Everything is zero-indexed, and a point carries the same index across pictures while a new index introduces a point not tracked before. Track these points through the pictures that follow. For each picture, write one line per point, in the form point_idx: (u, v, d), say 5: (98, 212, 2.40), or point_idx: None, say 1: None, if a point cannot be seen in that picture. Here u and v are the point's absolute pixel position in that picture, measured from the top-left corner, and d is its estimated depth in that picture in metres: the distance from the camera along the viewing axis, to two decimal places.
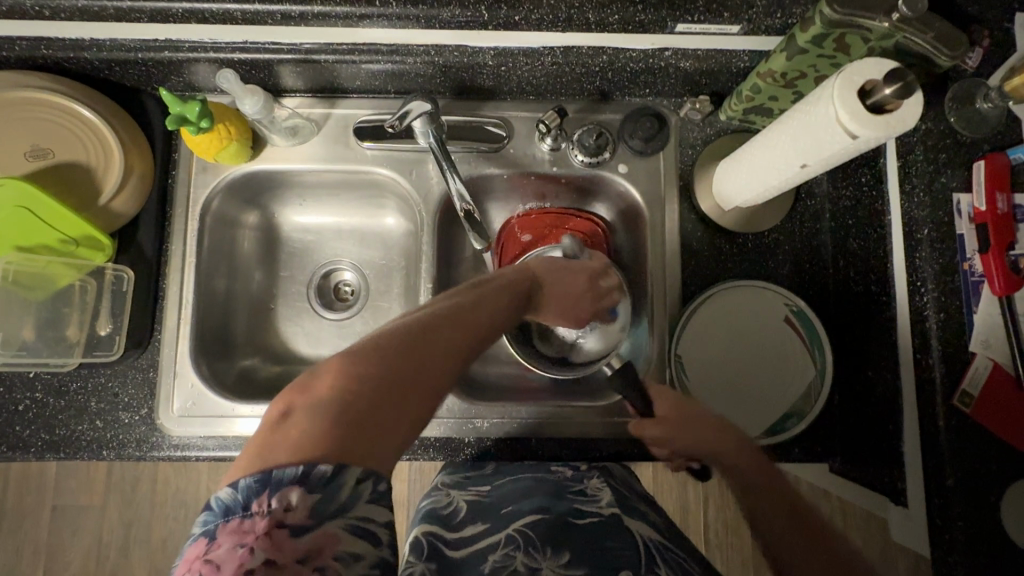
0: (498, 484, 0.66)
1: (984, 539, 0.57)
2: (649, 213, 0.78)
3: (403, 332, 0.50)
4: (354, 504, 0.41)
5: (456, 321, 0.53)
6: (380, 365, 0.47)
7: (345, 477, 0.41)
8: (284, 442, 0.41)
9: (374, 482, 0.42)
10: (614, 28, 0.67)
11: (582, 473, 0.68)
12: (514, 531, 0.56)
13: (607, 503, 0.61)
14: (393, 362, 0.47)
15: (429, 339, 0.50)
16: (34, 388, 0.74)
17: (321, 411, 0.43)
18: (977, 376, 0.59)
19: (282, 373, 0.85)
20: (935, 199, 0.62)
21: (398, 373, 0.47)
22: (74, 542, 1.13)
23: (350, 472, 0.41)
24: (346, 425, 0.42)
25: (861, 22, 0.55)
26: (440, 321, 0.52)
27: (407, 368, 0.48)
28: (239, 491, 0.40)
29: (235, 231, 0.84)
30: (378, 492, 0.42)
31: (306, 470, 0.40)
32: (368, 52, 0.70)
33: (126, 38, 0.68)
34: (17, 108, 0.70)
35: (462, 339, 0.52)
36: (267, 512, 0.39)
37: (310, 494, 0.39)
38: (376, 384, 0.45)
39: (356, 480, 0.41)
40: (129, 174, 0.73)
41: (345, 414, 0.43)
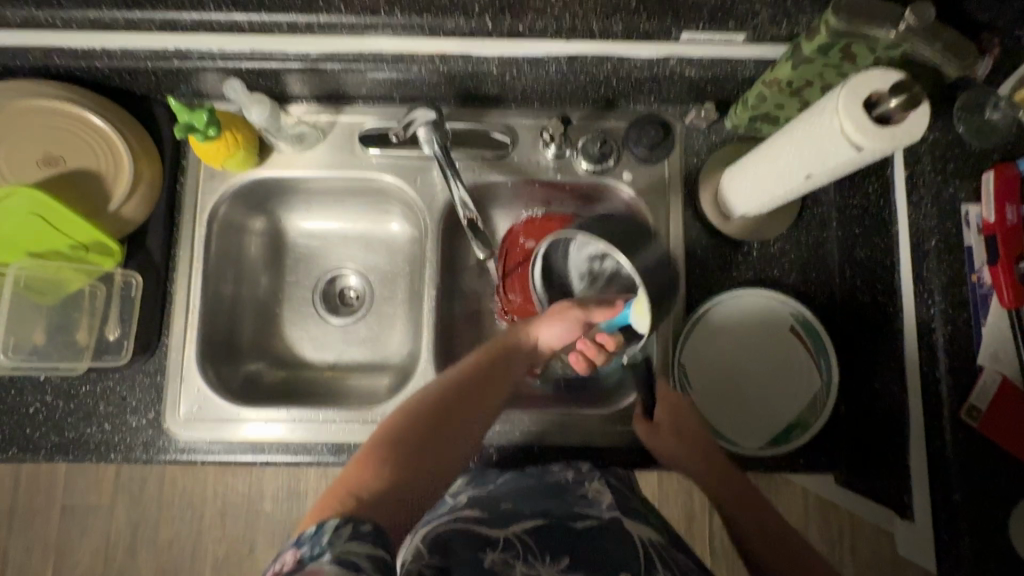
0: (498, 483, 0.65)
1: (991, 554, 0.57)
2: (654, 221, 0.78)
3: (430, 395, 0.61)
4: (336, 543, 0.43)
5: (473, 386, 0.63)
6: (407, 438, 0.56)
7: (327, 526, 0.45)
8: (320, 503, 0.49)
9: (354, 527, 0.45)
10: (618, 36, 0.67)
11: (582, 474, 0.67)
12: (512, 534, 0.55)
13: (609, 505, 0.61)
14: (415, 433, 0.57)
15: (448, 404, 0.60)
16: (44, 391, 0.75)
17: (353, 478, 0.51)
18: (986, 389, 0.58)
19: (288, 377, 0.86)
20: (943, 209, 0.62)
21: (416, 446, 0.56)
22: (83, 542, 1.14)
23: (337, 520, 0.45)
24: (369, 491, 0.50)
25: (868, 32, 0.55)
26: (457, 387, 0.62)
27: (425, 439, 0.57)
28: (256, 568, 0.45)
29: (242, 236, 0.85)
30: None
31: (297, 535, 0.45)
32: (374, 60, 0.70)
33: (135, 47, 0.68)
34: (32, 116, 0.72)
35: (475, 405, 0.62)
36: (270, 573, 0.43)
37: (299, 550, 0.42)
38: (400, 448, 0.55)
39: (336, 526, 0.45)
40: (139, 181, 0.74)
41: (369, 481, 0.51)
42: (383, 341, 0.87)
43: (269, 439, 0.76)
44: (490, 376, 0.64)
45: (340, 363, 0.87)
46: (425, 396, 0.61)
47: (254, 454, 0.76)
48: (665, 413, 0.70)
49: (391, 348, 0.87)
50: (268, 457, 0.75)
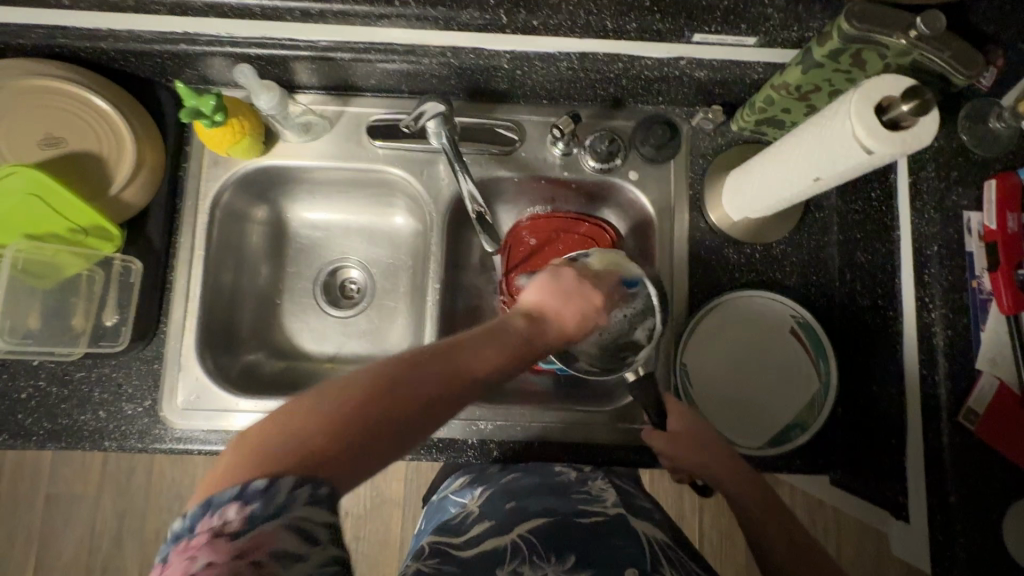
0: (502, 484, 0.66)
1: (985, 557, 0.58)
2: (659, 221, 0.79)
3: (335, 390, 0.42)
4: (285, 507, 0.37)
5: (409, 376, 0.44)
6: (306, 430, 0.40)
7: (277, 491, 0.37)
8: (236, 461, 0.39)
9: (298, 488, 0.37)
10: (631, 36, 0.67)
11: (587, 474, 0.68)
12: (519, 535, 0.56)
13: (612, 503, 0.62)
14: (328, 418, 0.40)
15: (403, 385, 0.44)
16: (37, 377, 0.73)
17: (270, 429, 0.40)
18: (983, 394, 0.60)
19: (286, 368, 0.85)
20: (945, 216, 0.63)
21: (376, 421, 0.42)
22: (66, 532, 1.12)
23: (281, 486, 0.37)
24: (292, 447, 0.39)
25: (878, 38, 0.56)
26: (395, 366, 0.45)
27: (346, 427, 0.40)
28: (186, 517, 0.38)
29: (244, 224, 0.84)
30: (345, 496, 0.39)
31: (242, 487, 0.37)
32: (384, 51, 0.70)
33: (142, 29, 0.68)
34: (33, 96, 0.70)
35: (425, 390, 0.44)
36: (210, 529, 0.37)
37: (246, 508, 0.37)
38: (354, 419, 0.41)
39: (288, 491, 0.37)
40: (141, 166, 0.72)
41: (306, 429, 0.40)
42: (384, 334, 0.87)
43: None
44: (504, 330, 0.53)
45: (340, 355, 0.86)
46: (328, 397, 0.41)
47: None
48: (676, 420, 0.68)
49: (391, 341, 0.87)
50: None
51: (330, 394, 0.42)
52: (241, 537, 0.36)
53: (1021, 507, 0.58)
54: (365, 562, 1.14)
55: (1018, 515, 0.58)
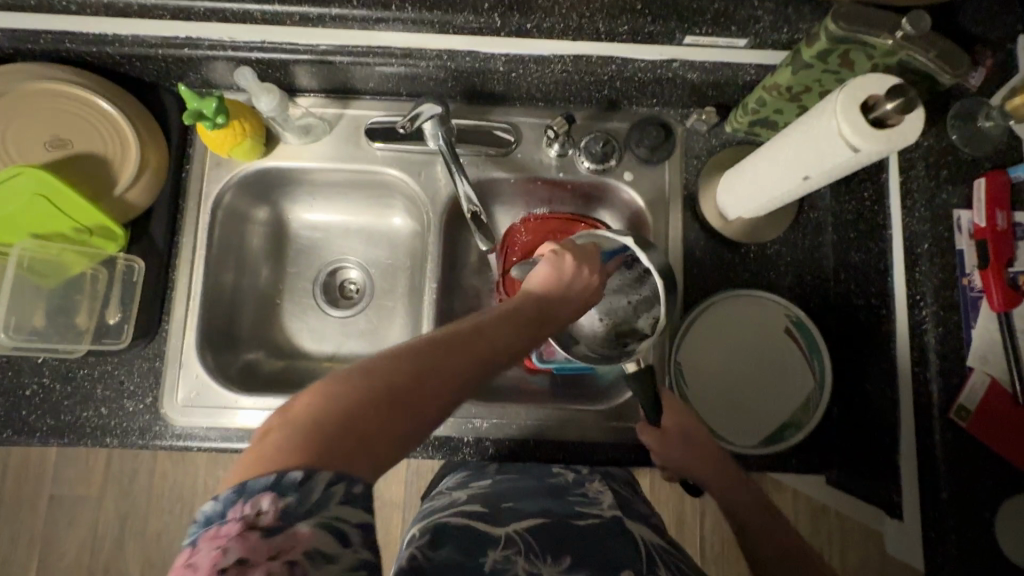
0: (498, 482, 0.67)
1: (978, 554, 0.58)
2: (654, 221, 0.79)
3: (369, 374, 0.41)
4: (325, 505, 0.37)
5: (444, 362, 0.44)
6: (342, 417, 0.39)
7: (314, 484, 0.37)
8: (267, 445, 0.39)
9: (334, 483, 0.38)
10: (624, 39, 0.69)
11: (584, 476, 0.69)
12: (514, 532, 0.56)
13: (608, 505, 0.63)
14: (363, 406, 0.40)
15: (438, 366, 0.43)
16: (41, 374, 0.75)
17: (304, 417, 0.39)
18: (974, 391, 0.60)
19: (286, 367, 0.86)
20: (935, 215, 0.64)
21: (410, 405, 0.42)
22: (69, 533, 1.13)
23: (319, 478, 0.37)
24: (328, 435, 0.39)
25: (865, 39, 0.57)
26: (429, 349, 0.44)
27: (382, 415, 0.40)
28: (217, 500, 0.38)
29: (246, 225, 0.85)
30: (359, 487, 0.39)
31: (278, 477, 0.37)
32: (382, 54, 0.71)
33: (147, 34, 0.70)
34: (41, 99, 0.72)
35: (459, 373, 0.44)
36: (241, 517, 0.37)
37: (281, 500, 0.37)
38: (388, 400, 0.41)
39: (325, 485, 0.37)
40: (144, 168, 0.74)
41: (342, 417, 0.39)
42: (382, 334, 0.88)
43: None
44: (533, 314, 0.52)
45: (339, 355, 0.87)
46: (361, 382, 0.41)
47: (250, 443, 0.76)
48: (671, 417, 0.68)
49: (389, 340, 0.88)
50: None
51: (363, 378, 0.41)
52: (271, 533, 0.36)
53: (1014, 505, 0.58)
54: None
55: (1011, 513, 0.58)
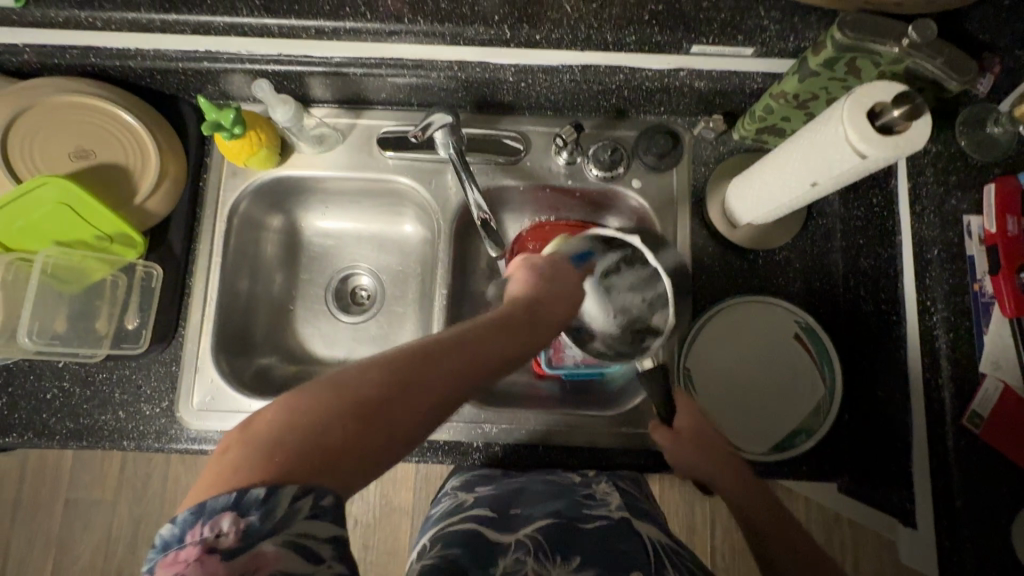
0: (505, 487, 0.67)
1: (993, 563, 0.57)
2: (662, 227, 0.80)
3: (336, 391, 0.42)
4: (290, 519, 0.37)
5: (413, 378, 0.45)
6: (311, 431, 0.40)
7: (279, 498, 0.37)
8: (229, 465, 0.39)
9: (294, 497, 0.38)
10: (631, 49, 0.70)
11: (591, 478, 0.70)
12: (525, 536, 0.57)
13: (617, 506, 0.63)
14: (328, 420, 0.40)
15: (409, 381, 0.44)
16: (61, 378, 0.77)
17: (266, 435, 0.39)
18: (987, 397, 0.60)
19: (298, 373, 0.88)
20: (945, 221, 0.64)
21: (380, 421, 0.42)
22: (84, 536, 1.15)
23: (284, 492, 0.37)
24: (291, 453, 0.39)
25: (872, 46, 0.57)
26: (399, 365, 0.45)
27: (350, 430, 0.41)
28: (175, 523, 0.38)
29: (260, 233, 0.87)
30: (328, 499, 0.39)
31: (238, 496, 0.37)
32: (395, 66, 0.73)
33: (169, 48, 0.72)
34: (66, 111, 0.74)
35: (430, 389, 0.45)
36: (200, 539, 0.37)
37: (245, 518, 0.37)
38: (355, 416, 0.41)
39: (290, 500, 0.37)
40: (164, 177, 0.76)
41: (308, 435, 0.39)
42: (393, 340, 0.89)
43: None
44: (510, 325, 0.54)
45: (350, 360, 0.89)
46: (329, 399, 0.41)
47: None
48: (686, 420, 0.69)
49: (400, 346, 0.89)
50: None
51: (327, 393, 0.42)
52: (233, 553, 0.36)
53: None
54: (373, 569, 1.15)
55: None
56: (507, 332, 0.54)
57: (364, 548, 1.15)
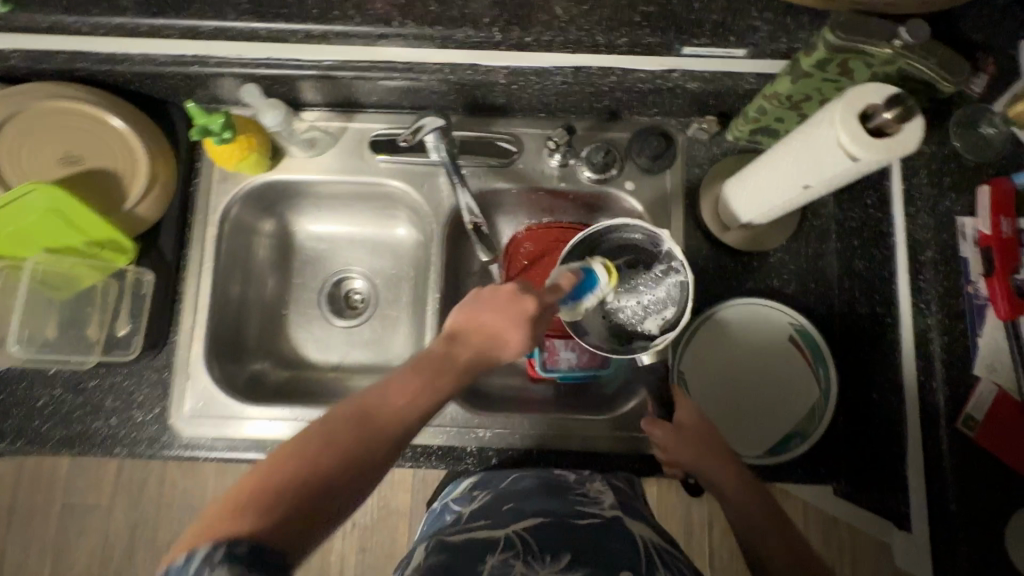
0: (500, 487, 0.67)
1: (988, 566, 0.57)
2: (655, 229, 0.80)
3: (269, 461, 0.43)
4: (196, 572, 0.36)
5: (353, 426, 0.46)
6: (244, 505, 0.40)
7: (197, 560, 0.36)
8: (180, 543, 0.39)
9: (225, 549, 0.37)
10: (623, 50, 0.69)
11: (585, 476, 0.69)
12: (514, 535, 0.56)
13: (609, 504, 0.63)
14: (261, 491, 0.41)
15: (345, 436, 0.45)
16: (53, 385, 0.76)
17: (204, 516, 0.40)
18: (981, 400, 0.59)
19: (291, 377, 0.87)
20: (939, 222, 0.63)
21: (322, 479, 0.43)
22: (80, 541, 1.15)
23: (206, 556, 0.37)
24: (229, 520, 0.39)
25: (867, 48, 0.56)
26: (337, 425, 0.46)
27: (288, 493, 0.41)
28: None
29: (252, 238, 0.87)
30: (244, 547, 0.37)
31: (166, 570, 0.37)
32: (386, 69, 0.71)
33: (156, 52, 0.71)
34: (54, 117, 0.74)
35: (368, 440, 0.46)
36: None
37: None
38: (291, 484, 0.42)
39: (207, 560, 0.36)
40: (154, 182, 0.76)
41: (241, 506, 0.40)
42: (386, 344, 0.89)
43: (273, 437, 0.77)
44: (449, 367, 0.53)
45: (344, 365, 0.88)
46: (263, 468, 0.42)
47: (256, 452, 0.76)
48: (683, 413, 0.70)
49: (393, 351, 0.89)
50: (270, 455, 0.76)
51: (261, 469, 0.42)
52: None
53: None
54: (370, 574, 1.14)
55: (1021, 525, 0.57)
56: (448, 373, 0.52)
57: (361, 553, 1.15)
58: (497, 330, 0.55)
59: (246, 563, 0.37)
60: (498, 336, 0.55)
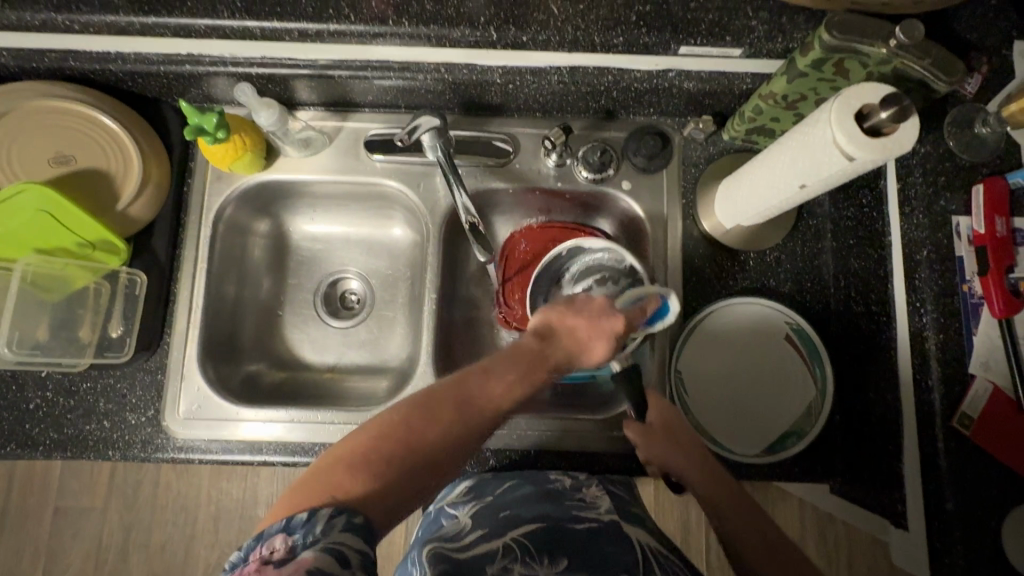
0: (496, 494, 0.66)
1: (983, 563, 0.58)
2: (652, 229, 0.80)
3: (370, 430, 0.53)
4: (328, 532, 0.45)
5: (450, 405, 0.54)
6: (359, 467, 0.51)
7: (318, 519, 0.45)
8: (286, 502, 0.48)
9: (346, 518, 0.46)
10: (619, 50, 0.69)
11: (582, 481, 0.68)
12: (512, 538, 0.57)
13: (606, 508, 0.63)
14: (360, 461, 0.51)
15: (446, 411, 0.54)
16: (45, 388, 0.75)
17: (319, 480, 0.49)
18: (977, 399, 0.60)
19: (287, 379, 0.87)
20: (934, 221, 0.64)
21: (419, 443, 0.53)
22: (74, 545, 1.14)
23: (324, 513, 0.46)
24: (339, 486, 0.49)
25: (860, 48, 0.57)
26: (432, 403, 0.54)
27: (394, 463, 0.52)
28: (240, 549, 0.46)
29: (247, 238, 0.86)
30: (359, 518, 0.47)
31: (286, 522, 0.46)
32: (380, 68, 0.72)
33: (149, 51, 0.70)
34: (44, 117, 0.73)
35: (460, 419, 0.54)
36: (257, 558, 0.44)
37: (290, 537, 0.44)
38: (389, 447, 0.52)
39: (328, 517, 0.46)
40: (147, 182, 0.75)
41: (347, 475, 0.50)
42: (383, 345, 0.88)
43: (268, 439, 0.76)
44: (528, 356, 0.58)
45: (339, 366, 0.88)
46: (368, 441, 0.52)
47: (252, 454, 0.76)
48: (657, 414, 0.69)
49: (390, 351, 0.88)
50: (266, 457, 0.76)
51: (367, 434, 0.53)
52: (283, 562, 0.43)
53: (1018, 513, 0.58)
54: None
55: (1016, 522, 0.58)
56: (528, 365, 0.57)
57: None
58: (584, 339, 0.59)
59: (362, 533, 0.46)
60: (583, 347, 0.59)
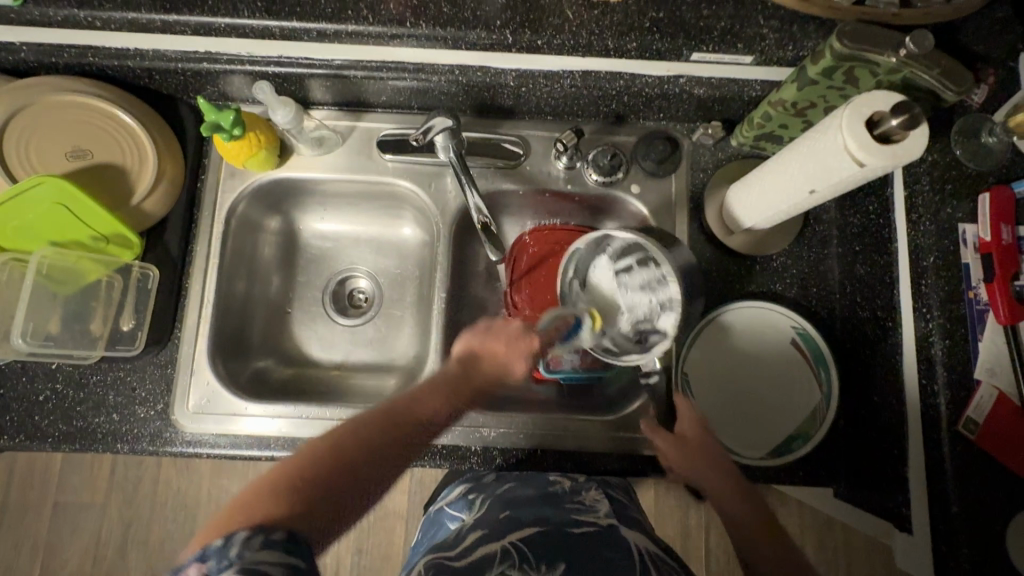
0: (495, 494, 0.67)
1: (986, 567, 0.58)
2: (661, 232, 0.80)
3: (266, 480, 0.49)
4: (243, 554, 0.41)
5: (364, 450, 0.53)
6: (291, 481, 0.48)
7: (232, 542, 0.42)
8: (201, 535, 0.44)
9: (264, 536, 0.43)
10: (631, 56, 0.70)
11: (581, 484, 0.70)
12: (511, 544, 0.56)
13: (604, 513, 0.64)
14: (258, 506, 0.45)
15: (352, 443, 0.53)
16: (55, 379, 0.76)
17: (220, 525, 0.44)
18: (982, 403, 0.61)
19: (295, 375, 0.87)
20: (940, 229, 0.65)
21: (344, 489, 0.51)
22: (73, 541, 1.13)
23: (237, 536, 0.42)
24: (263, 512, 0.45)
25: (868, 56, 0.58)
26: (338, 439, 0.53)
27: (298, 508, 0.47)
28: None
29: (258, 235, 0.87)
30: (277, 534, 0.44)
31: (202, 550, 0.42)
32: (395, 69, 0.73)
33: (167, 48, 0.72)
34: (61, 110, 0.74)
35: (363, 461, 0.53)
36: None
37: (203, 566, 0.41)
38: (311, 477, 0.49)
39: (243, 540, 0.42)
40: (162, 178, 0.76)
41: (238, 517, 0.44)
42: (390, 343, 0.89)
43: (275, 434, 0.76)
44: (456, 387, 0.63)
45: (347, 363, 0.88)
46: (258, 499, 0.46)
47: (260, 449, 0.76)
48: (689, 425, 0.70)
49: (397, 350, 0.89)
50: (273, 452, 0.76)
51: (258, 483, 0.48)
52: None
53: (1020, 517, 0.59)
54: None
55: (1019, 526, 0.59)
56: (454, 384, 0.63)
57: (357, 554, 1.14)
58: (505, 360, 0.65)
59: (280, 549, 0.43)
60: (506, 369, 0.65)
